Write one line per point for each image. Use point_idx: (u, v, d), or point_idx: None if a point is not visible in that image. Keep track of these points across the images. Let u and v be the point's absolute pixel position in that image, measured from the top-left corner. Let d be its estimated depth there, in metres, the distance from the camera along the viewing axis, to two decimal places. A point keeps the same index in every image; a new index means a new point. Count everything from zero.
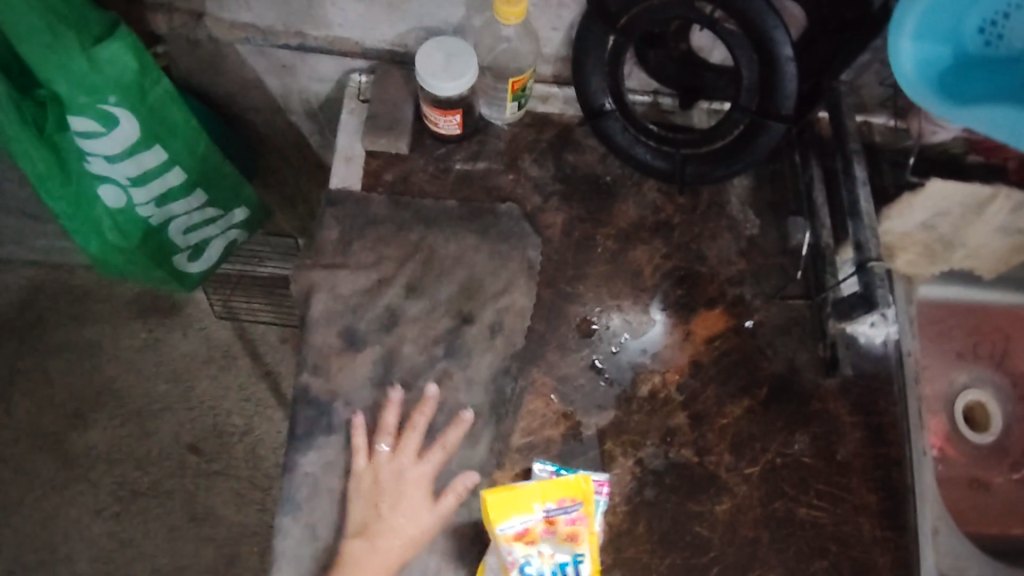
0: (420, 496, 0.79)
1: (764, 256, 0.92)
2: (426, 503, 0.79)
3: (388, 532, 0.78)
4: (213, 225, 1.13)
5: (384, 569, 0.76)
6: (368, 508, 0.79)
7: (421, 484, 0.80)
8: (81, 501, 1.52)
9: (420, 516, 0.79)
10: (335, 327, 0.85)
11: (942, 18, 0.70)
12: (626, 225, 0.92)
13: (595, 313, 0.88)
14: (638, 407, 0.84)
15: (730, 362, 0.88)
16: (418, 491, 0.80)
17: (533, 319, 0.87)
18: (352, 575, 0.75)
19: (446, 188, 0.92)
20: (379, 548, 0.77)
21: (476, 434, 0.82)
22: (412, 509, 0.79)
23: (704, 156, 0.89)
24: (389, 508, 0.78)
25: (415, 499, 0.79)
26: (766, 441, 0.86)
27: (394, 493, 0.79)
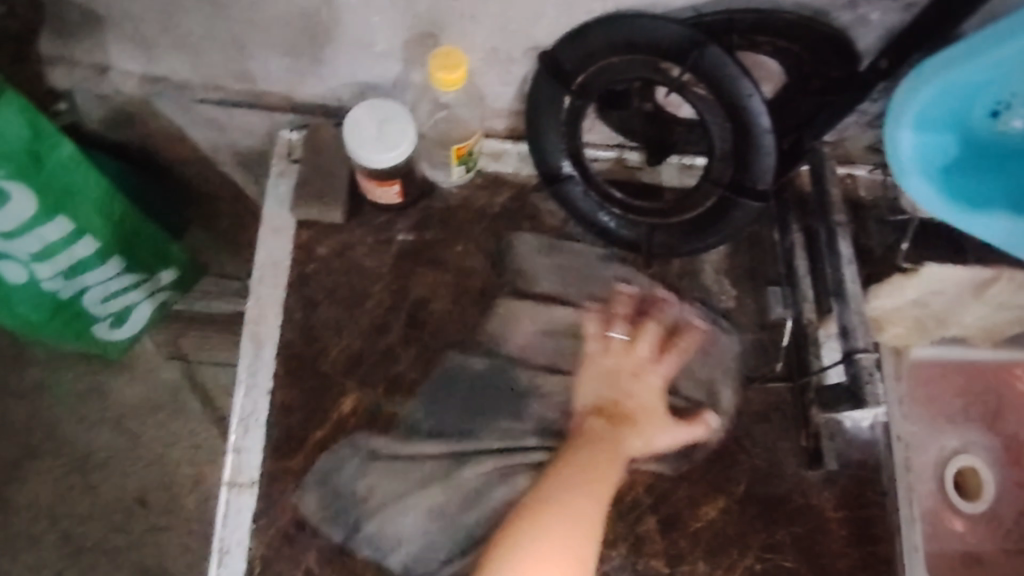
0: (661, 402, 0.77)
1: (741, 332, 0.83)
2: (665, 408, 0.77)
3: (625, 432, 0.76)
4: (137, 292, 1.03)
5: (614, 465, 0.73)
6: (597, 395, 0.78)
7: (653, 388, 0.78)
8: (23, 561, 1.38)
9: (663, 421, 0.77)
10: (262, 432, 0.77)
11: (947, 108, 0.62)
12: (588, 300, 0.82)
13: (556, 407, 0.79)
14: (602, 512, 0.76)
15: (704, 457, 0.79)
16: (654, 399, 0.78)
17: (488, 410, 0.78)
18: (585, 483, 0.71)
19: (387, 262, 0.82)
20: (603, 442, 0.75)
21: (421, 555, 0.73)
22: (658, 416, 0.77)
23: (672, 227, 0.80)
24: (621, 417, 0.77)
25: (646, 401, 0.77)
26: (745, 545, 0.77)
27: (623, 383, 0.78)
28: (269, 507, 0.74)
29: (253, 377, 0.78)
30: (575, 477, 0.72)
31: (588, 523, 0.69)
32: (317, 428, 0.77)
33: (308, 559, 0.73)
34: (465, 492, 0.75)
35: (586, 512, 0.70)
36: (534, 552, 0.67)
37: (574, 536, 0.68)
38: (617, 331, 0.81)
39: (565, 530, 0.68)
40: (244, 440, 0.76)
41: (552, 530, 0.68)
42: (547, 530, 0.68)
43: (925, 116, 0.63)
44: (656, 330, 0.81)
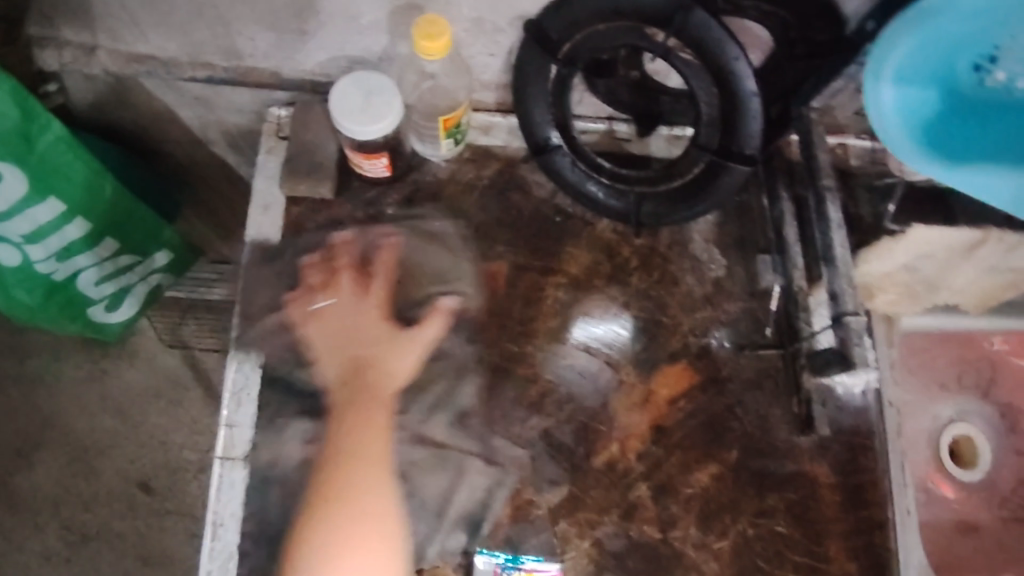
0: (388, 331, 0.80)
1: (731, 300, 0.84)
2: (394, 332, 0.80)
3: (380, 376, 0.78)
4: (130, 274, 1.03)
5: (386, 407, 0.77)
6: (344, 354, 0.79)
7: (378, 321, 0.80)
8: (27, 549, 1.39)
9: (394, 346, 0.79)
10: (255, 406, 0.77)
11: (926, 60, 0.61)
12: (578, 271, 0.83)
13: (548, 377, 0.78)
14: (594, 480, 0.76)
15: (695, 424, 0.79)
16: (381, 331, 0.79)
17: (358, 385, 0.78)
18: (354, 458, 0.74)
19: (377, 236, 0.83)
20: (361, 393, 0.77)
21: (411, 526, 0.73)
22: (384, 349, 0.79)
23: (660, 195, 0.80)
24: (368, 360, 0.78)
25: (383, 335, 0.79)
26: (737, 511, 0.78)
27: (360, 338, 0.79)
28: (264, 479, 0.74)
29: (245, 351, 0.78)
30: (349, 450, 0.74)
31: (378, 491, 0.73)
32: (309, 401, 0.77)
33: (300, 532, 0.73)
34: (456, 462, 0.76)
35: (369, 471, 0.73)
36: (320, 543, 0.70)
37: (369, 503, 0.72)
38: (316, 300, 0.81)
39: (363, 506, 0.72)
40: (237, 415, 0.76)
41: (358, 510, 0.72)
42: (328, 518, 0.71)
43: (904, 71, 0.62)
44: (330, 287, 0.81)
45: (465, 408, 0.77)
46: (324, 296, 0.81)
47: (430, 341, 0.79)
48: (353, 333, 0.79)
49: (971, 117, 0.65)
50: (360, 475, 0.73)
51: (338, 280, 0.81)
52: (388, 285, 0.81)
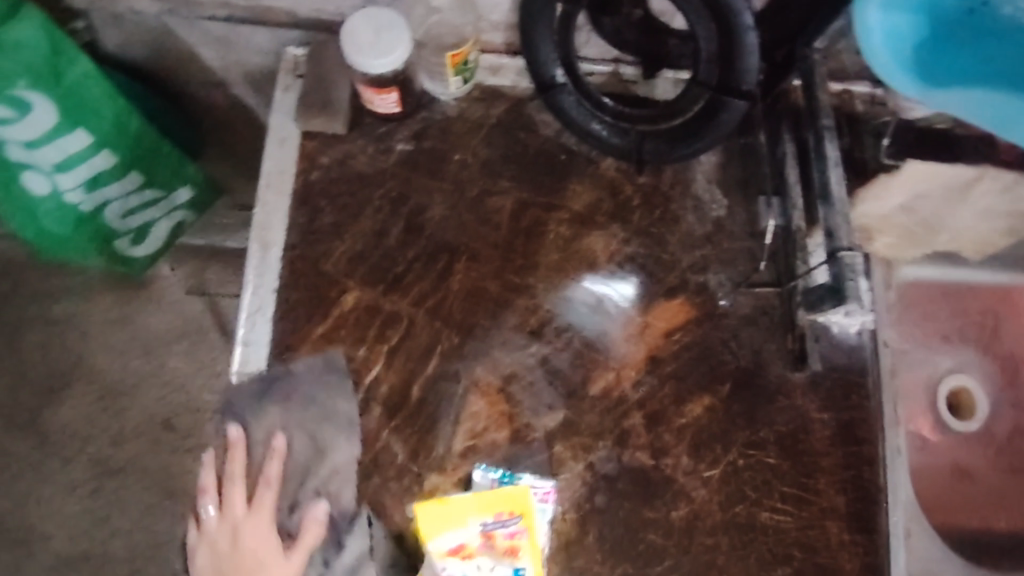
0: (268, 543, 0.73)
1: (731, 240, 0.85)
2: (275, 548, 0.73)
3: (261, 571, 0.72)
4: (155, 209, 1.08)
5: None
6: None
7: (261, 523, 0.74)
8: (60, 479, 1.47)
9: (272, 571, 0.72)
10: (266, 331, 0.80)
11: None
12: (581, 208, 0.84)
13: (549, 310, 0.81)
14: (590, 406, 0.79)
15: (689, 357, 0.81)
16: (262, 550, 0.73)
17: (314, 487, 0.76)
18: None
19: (387, 170, 0.85)
20: None
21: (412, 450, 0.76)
22: (268, 553, 0.73)
23: (660, 134, 0.82)
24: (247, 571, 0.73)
25: (262, 548, 0.73)
26: (729, 440, 0.80)
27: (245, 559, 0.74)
28: (276, 396, 0.78)
29: (261, 275, 0.81)
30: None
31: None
32: (319, 324, 0.80)
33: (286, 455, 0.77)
34: (458, 386, 0.78)
35: None
36: None
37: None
38: (208, 508, 0.77)
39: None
40: (252, 334, 0.80)
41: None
42: None
43: None
44: (222, 502, 0.76)
45: (411, 342, 0.79)
46: (214, 498, 0.77)
47: (311, 547, 0.73)
48: (239, 533, 0.74)
49: (955, 43, 0.66)
50: None
51: (228, 490, 0.75)
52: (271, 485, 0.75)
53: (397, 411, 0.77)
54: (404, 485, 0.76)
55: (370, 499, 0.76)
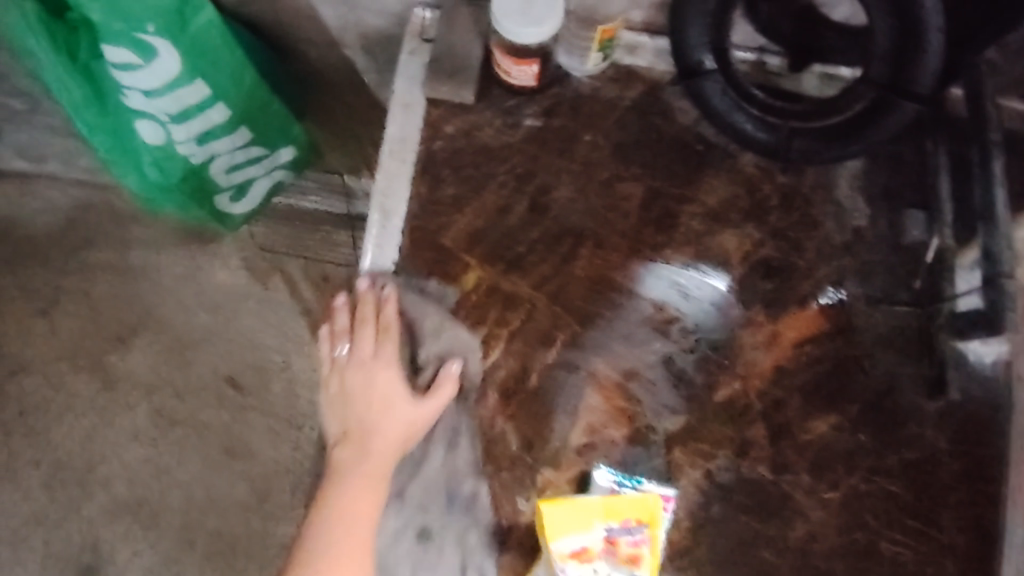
0: (397, 388, 0.76)
1: (870, 251, 0.80)
2: (403, 399, 0.76)
3: (383, 423, 0.75)
4: (259, 165, 1.07)
5: (379, 480, 0.75)
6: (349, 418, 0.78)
7: (391, 376, 0.77)
8: (120, 425, 1.44)
9: (399, 419, 0.75)
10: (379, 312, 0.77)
11: None
12: (715, 204, 0.80)
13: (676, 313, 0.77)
14: (713, 413, 0.76)
15: (820, 372, 0.77)
16: (393, 392, 0.76)
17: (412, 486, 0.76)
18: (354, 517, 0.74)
19: (513, 146, 0.81)
20: (361, 461, 0.76)
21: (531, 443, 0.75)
22: (397, 398, 0.76)
23: (813, 132, 0.77)
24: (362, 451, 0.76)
25: (386, 414, 0.76)
26: (853, 462, 0.76)
27: (371, 385, 0.77)
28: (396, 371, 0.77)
29: (382, 244, 0.78)
30: (343, 494, 0.74)
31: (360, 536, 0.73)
32: (438, 300, 0.77)
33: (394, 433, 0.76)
34: (578, 379, 0.75)
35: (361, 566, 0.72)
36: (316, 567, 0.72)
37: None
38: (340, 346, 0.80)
39: (347, 527, 0.73)
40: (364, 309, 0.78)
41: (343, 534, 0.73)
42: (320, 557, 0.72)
43: None
44: (356, 335, 0.78)
45: (533, 328, 0.76)
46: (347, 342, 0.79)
47: (440, 408, 0.75)
48: (369, 396, 0.77)
49: None
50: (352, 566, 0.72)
51: (362, 310, 0.78)
52: (397, 339, 0.78)
53: (513, 397, 0.75)
54: (519, 480, 0.74)
55: (485, 487, 0.75)
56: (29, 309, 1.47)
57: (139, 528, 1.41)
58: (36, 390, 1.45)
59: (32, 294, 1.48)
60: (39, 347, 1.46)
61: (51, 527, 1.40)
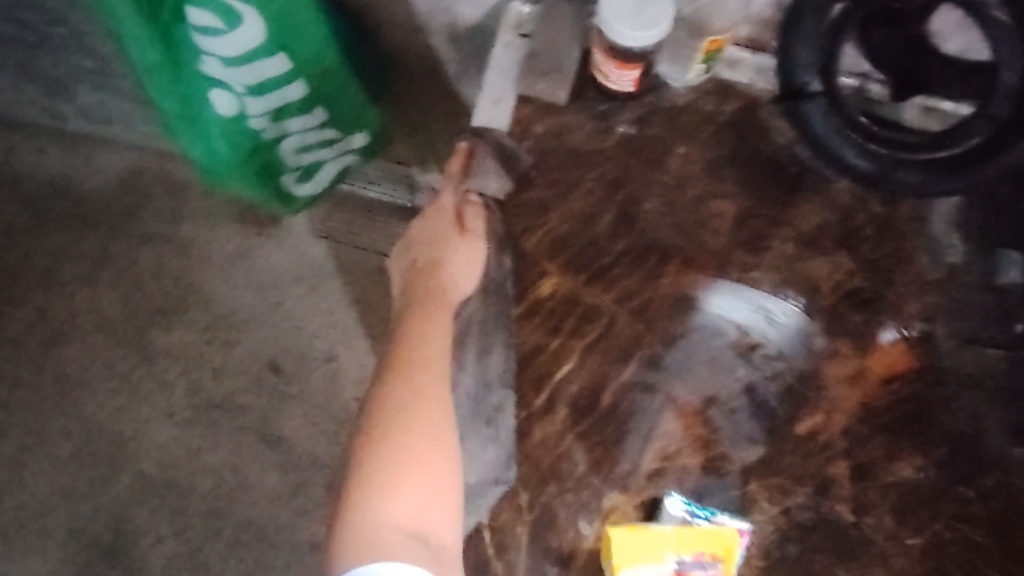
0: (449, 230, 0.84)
1: (967, 290, 0.76)
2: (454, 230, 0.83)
3: (444, 273, 0.82)
4: (329, 149, 1.06)
5: (437, 310, 0.80)
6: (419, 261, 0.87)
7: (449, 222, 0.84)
8: (155, 403, 1.41)
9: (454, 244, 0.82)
10: None
11: None
12: (809, 228, 0.77)
13: (763, 352, 0.74)
14: (793, 445, 0.72)
15: (907, 411, 0.73)
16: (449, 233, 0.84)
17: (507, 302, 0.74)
18: (412, 400, 0.73)
19: (602, 153, 0.78)
20: (420, 292, 0.84)
21: (600, 464, 0.70)
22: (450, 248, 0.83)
23: (919, 165, 0.73)
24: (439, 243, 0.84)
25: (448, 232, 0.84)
26: (935, 508, 0.72)
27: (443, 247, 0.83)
28: None
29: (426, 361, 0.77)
30: (419, 377, 0.74)
31: (429, 427, 0.72)
32: (512, 306, 0.74)
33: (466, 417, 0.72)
34: (655, 400, 0.72)
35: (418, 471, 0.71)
36: (401, 442, 0.72)
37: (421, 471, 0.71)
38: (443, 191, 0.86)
39: (413, 466, 0.71)
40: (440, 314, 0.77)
41: (405, 433, 0.72)
42: (398, 440, 0.73)
43: None
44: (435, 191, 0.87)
45: (617, 344, 0.73)
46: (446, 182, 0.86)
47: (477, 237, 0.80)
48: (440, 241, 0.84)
49: None
50: (429, 396, 0.73)
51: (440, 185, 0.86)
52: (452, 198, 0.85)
53: (586, 416, 0.71)
54: (582, 502, 0.69)
55: (543, 509, 0.69)
56: (73, 279, 1.45)
57: (169, 508, 1.38)
58: (82, 351, 1.43)
59: (78, 264, 1.45)
60: (81, 319, 1.44)
61: (78, 499, 1.38)
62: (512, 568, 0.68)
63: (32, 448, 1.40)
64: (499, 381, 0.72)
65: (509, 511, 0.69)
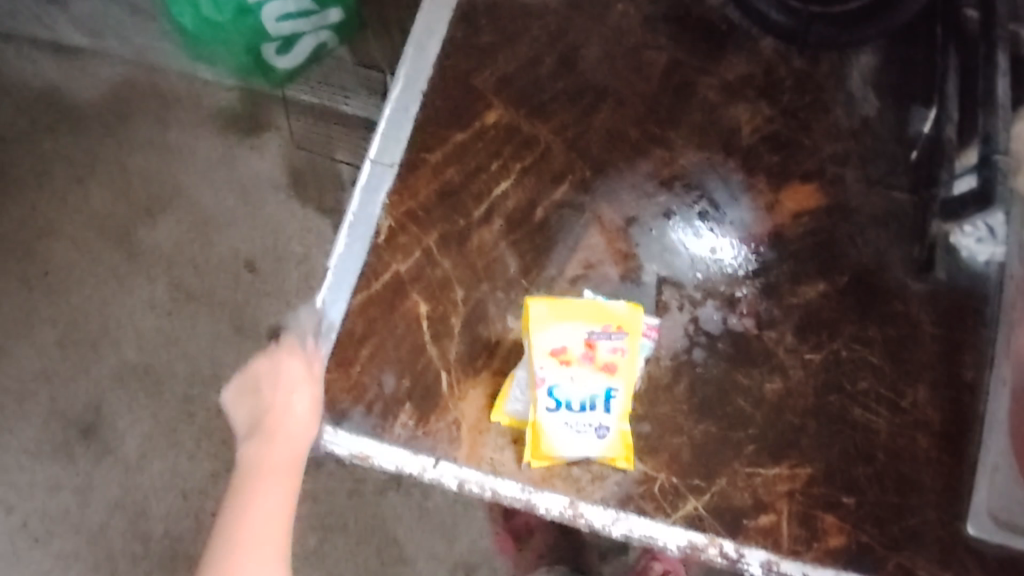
0: (296, 372, 0.72)
1: (876, 141, 0.83)
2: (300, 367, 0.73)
3: (280, 403, 0.72)
4: (307, 21, 1.29)
5: (284, 473, 0.69)
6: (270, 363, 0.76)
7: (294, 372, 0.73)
8: (138, 293, 1.37)
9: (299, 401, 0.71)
10: (416, 113, 0.81)
11: None
12: (733, 79, 0.84)
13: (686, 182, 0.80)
14: (707, 265, 0.78)
15: (815, 241, 0.80)
16: (291, 374, 0.73)
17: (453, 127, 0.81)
18: (236, 529, 0.65)
19: (550, 7, 0.86)
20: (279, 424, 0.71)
21: (529, 269, 0.77)
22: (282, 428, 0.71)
23: (831, 20, 0.84)
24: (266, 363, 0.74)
25: (295, 360, 0.73)
26: (836, 328, 0.79)
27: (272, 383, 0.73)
28: (403, 188, 0.78)
29: (374, 189, 0.78)
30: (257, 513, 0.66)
31: (266, 520, 0.65)
32: (457, 131, 0.80)
33: (411, 228, 0.77)
34: (583, 216, 0.78)
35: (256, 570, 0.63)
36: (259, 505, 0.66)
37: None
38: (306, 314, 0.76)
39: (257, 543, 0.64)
40: (392, 128, 0.80)
41: (249, 506, 0.66)
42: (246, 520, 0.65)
43: None
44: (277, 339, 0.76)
45: (557, 168, 0.80)
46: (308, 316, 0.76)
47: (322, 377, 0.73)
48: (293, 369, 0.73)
49: None
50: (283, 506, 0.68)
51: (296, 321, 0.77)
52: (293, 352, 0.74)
53: (518, 226, 0.78)
54: (509, 301, 0.76)
55: (474, 305, 0.76)
56: (64, 176, 1.43)
57: (143, 395, 1.33)
58: (81, 249, 1.39)
59: (71, 160, 1.43)
60: (70, 211, 1.41)
61: (60, 384, 1.34)
62: (442, 355, 0.74)
63: (14, 335, 1.36)
64: (440, 194, 0.78)
65: (445, 305, 0.75)
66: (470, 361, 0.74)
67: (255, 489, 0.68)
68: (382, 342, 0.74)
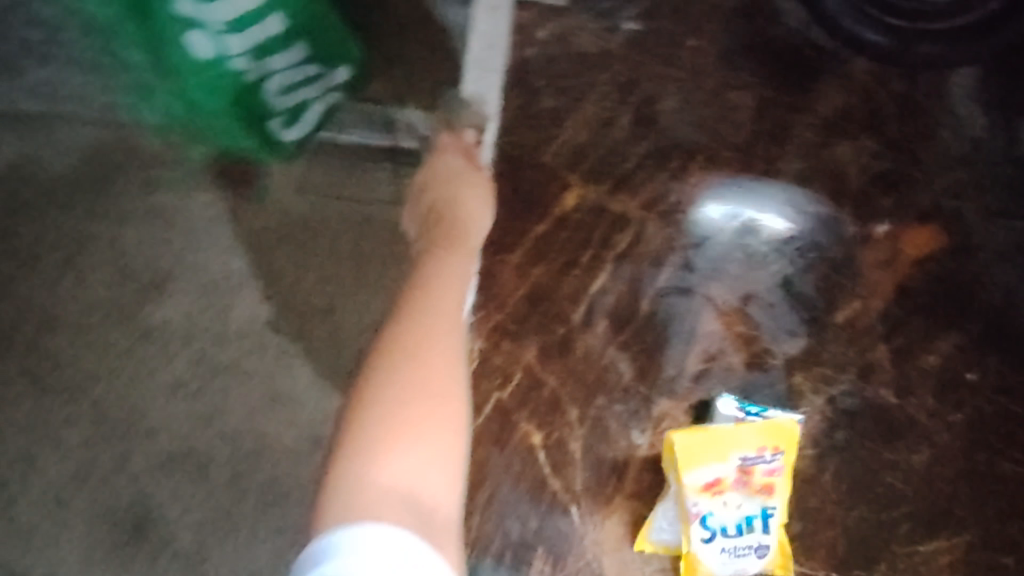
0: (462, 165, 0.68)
1: (992, 163, 0.74)
2: (466, 164, 0.68)
3: (452, 206, 0.65)
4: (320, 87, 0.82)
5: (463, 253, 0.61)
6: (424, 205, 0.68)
7: (462, 163, 0.68)
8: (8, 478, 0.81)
9: (471, 194, 0.66)
10: None
11: None
12: (829, 112, 0.74)
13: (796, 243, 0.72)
14: (834, 335, 0.71)
15: (944, 288, 0.72)
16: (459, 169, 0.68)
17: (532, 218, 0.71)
18: (419, 319, 0.51)
19: (613, 52, 0.75)
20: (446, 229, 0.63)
21: (646, 372, 0.69)
22: (459, 204, 0.65)
23: (932, 36, 0.74)
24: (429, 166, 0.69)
25: (457, 169, 0.68)
26: (975, 381, 0.71)
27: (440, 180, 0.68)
28: (489, 301, 0.69)
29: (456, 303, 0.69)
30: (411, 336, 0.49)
31: (446, 346, 0.49)
32: (536, 222, 0.71)
33: (505, 345, 0.69)
34: (695, 301, 0.70)
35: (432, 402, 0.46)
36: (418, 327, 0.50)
37: (427, 372, 0.48)
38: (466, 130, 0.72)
39: (426, 380, 0.47)
40: None
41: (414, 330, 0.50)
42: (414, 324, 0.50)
43: None
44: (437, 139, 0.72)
45: (655, 249, 0.71)
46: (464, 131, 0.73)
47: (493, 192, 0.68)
48: (459, 177, 0.67)
49: None
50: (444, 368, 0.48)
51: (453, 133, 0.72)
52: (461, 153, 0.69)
53: (625, 325, 0.69)
54: (630, 412, 0.68)
55: (594, 424, 0.68)
56: None
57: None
58: None
59: None
60: None
61: None
62: (569, 488, 0.67)
63: None
64: (532, 300, 0.69)
65: (562, 429, 0.68)
66: (600, 488, 0.67)
67: (430, 318, 0.51)
68: (500, 484, 0.66)
